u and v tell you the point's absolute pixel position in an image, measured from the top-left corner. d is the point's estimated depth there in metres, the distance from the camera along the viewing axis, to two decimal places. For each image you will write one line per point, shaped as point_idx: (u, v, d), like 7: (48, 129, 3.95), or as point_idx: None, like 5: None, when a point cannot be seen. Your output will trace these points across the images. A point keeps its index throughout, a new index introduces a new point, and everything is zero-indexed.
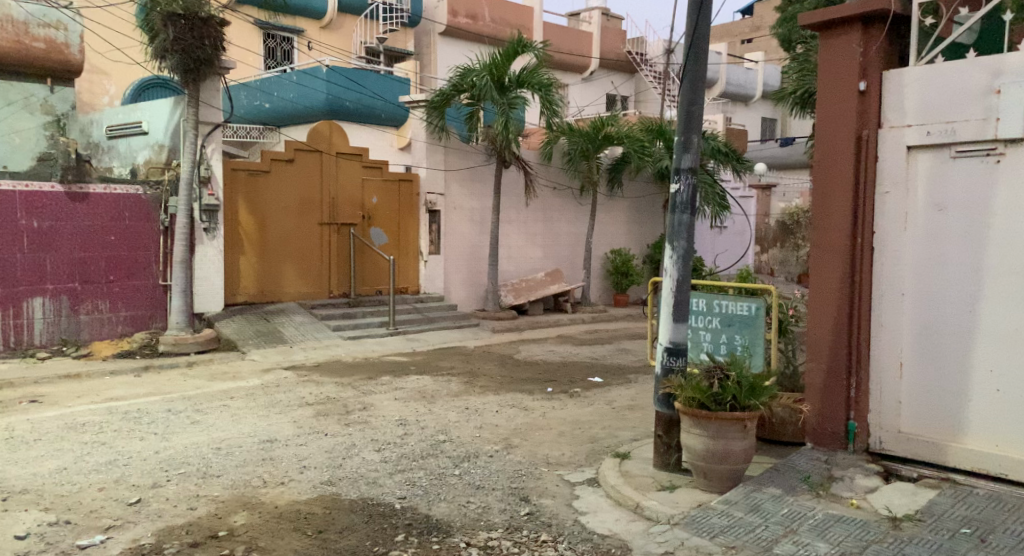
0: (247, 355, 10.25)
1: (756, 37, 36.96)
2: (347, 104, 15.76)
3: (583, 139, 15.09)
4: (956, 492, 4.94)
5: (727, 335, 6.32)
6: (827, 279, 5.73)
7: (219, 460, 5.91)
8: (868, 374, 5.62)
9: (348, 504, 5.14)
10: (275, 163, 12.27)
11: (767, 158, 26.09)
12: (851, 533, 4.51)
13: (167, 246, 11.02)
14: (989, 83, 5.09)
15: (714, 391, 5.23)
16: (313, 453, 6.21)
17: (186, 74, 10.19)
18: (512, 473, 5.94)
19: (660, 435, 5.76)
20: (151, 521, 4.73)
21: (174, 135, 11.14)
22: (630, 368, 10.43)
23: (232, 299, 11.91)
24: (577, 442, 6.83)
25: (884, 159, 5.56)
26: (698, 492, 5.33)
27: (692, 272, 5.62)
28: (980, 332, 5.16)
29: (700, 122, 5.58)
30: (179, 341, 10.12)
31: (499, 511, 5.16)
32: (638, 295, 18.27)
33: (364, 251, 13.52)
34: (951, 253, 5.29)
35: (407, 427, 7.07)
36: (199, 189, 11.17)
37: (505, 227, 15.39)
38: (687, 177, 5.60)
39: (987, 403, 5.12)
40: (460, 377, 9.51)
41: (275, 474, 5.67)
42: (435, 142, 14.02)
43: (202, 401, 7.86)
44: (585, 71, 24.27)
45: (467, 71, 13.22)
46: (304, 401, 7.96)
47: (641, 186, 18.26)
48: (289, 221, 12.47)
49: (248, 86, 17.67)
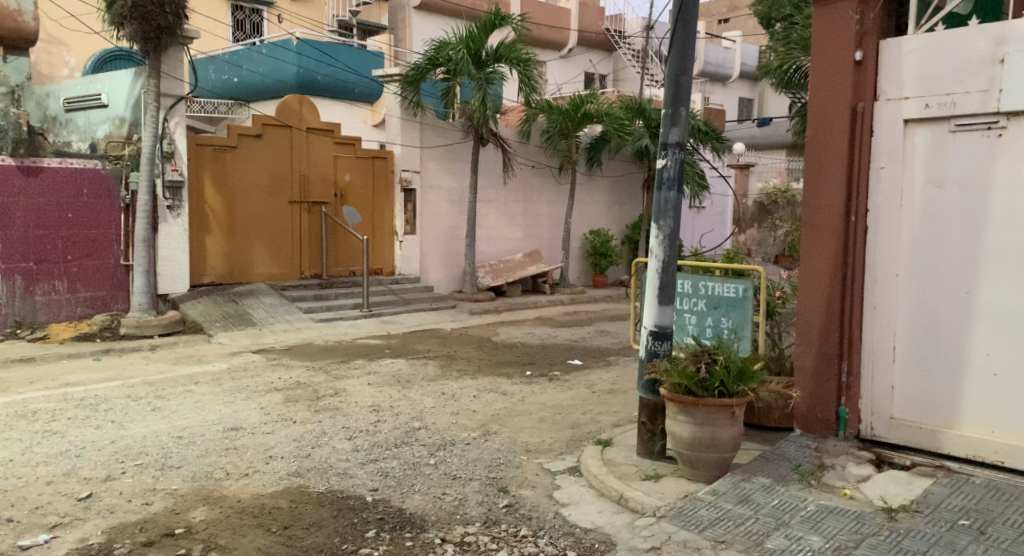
0: (214, 338, 9.85)
1: (734, 15, 36.58)
2: (319, 78, 15.42)
3: (561, 117, 14.85)
4: (952, 481, 4.76)
5: (713, 317, 6.09)
6: (820, 259, 5.50)
7: (180, 450, 5.58)
8: (860, 358, 5.42)
9: (316, 497, 4.85)
10: (243, 138, 11.80)
11: (746, 139, 26.01)
12: (846, 526, 4.30)
13: (129, 224, 10.55)
14: (992, 53, 4.86)
15: (701, 377, 4.98)
16: (280, 442, 5.89)
17: (146, 43, 9.69)
18: (490, 462, 5.68)
19: (643, 422, 5.52)
20: (102, 518, 4.40)
21: (135, 108, 10.67)
22: (611, 351, 10.21)
23: (198, 280, 11.52)
24: (558, 428, 6.59)
25: (880, 134, 5.33)
26: (684, 482, 5.10)
27: (679, 252, 5.34)
28: (979, 315, 4.97)
29: (688, 93, 5.28)
30: (143, 324, 9.75)
31: (476, 503, 4.89)
32: (617, 276, 18.05)
33: (338, 230, 13.14)
34: (949, 231, 5.09)
35: (380, 413, 6.78)
36: (162, 164, 10.69)
37: (483, 207, 15.08)
38: (674, 152, 5.32)
39: (985, 388, 4.94)
40: (437, 360, 9.24)
41: (239, 465, 5.34)
42: (410, 117, 13.52)
43: (165, 386, 7.49)
44: (564, 47, 23.91)
45: (442, 44, 12.80)
46: (273, 386, 7.63)
47: (620, 165, 18.01)
48: (259, 199, 12.04)
49: (215, 60, 17.17)
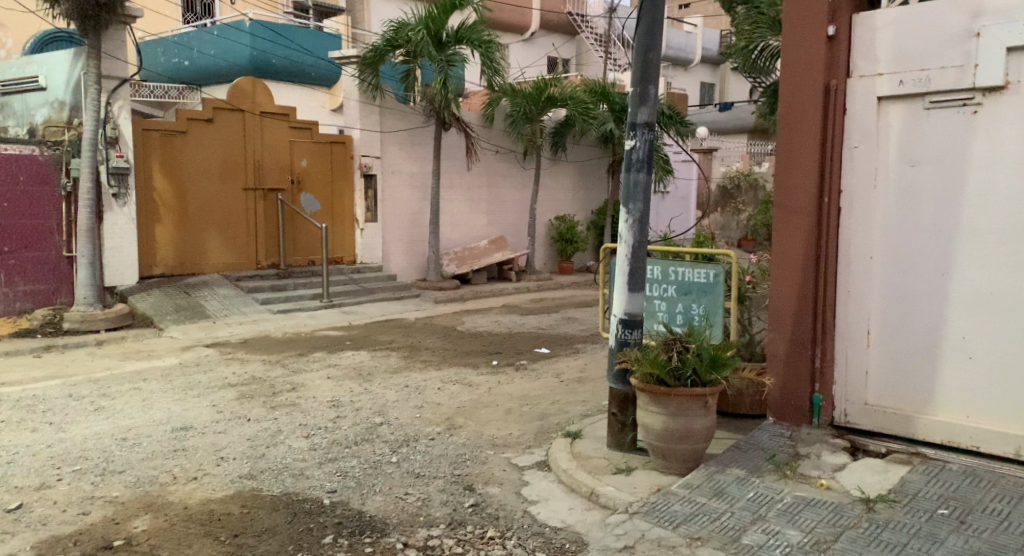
0: (165, 332, 9.43)
1: (693, 0, 36.21)
2: (274, 61, 15.11)
3: (525, 101, 14.64)
4: (928, 468, 4.64)
5: (683, 304, 5.90)
6: (792, 242, 5.34)
7: (123, 453, 5.24)
8: (834, 343, 5.28)
9: (270, 502, 4.56)
10: (192, 123, 11.33)
11: (707, 123, 25.99)
12: (823, 518, 4.14)
13: (71, 213, 10.06)
14: (967, 26, 4.73)
15: (672, 365, 4.77)
16: (232, 442, 5.57)
17: (83, 21, 9.14)
18: (455, 458, 5.44)
19: (613, 413, 5.32)
20: (33, 531, 4.06)
21: (75, 90, 10.17)
22: (578, 338, 10.01)
23: (148, 272, 11.06)
24: (525, 420, 6.37)
25: (853, 111, 5.18)
26: (657, 475, 4.92)
27: (649, 237, 5.14)
28: (954, 297, 4.85)
29: (657, 70, 5.05)
30: (87, 318, 9.28)
31: (440, 503, 4.65)
32: (583, 262, 17.88)
33: (295, 218, 12.71)
34: (925, 211, 4.95)
35: (340, 409, 6.49)
36: (105, 150, 10.18)
37: (446, 194, 14.76)
38: (643, 133, 5.10)
39: (960, 372, 4.82)
40: (400, 351, 8.95)
41: (187, 468, 5.02)
42: (369, 101, 13.12)
43: (110, 384, 7.08)
44: (526, 31, 23.55)
45: (402, 25, 12.39)
46: (227, 382, 7.27)
47: (585, 149, 17.78)
48: (210, 186, 11.58)
49: (164, 42, 16.58)
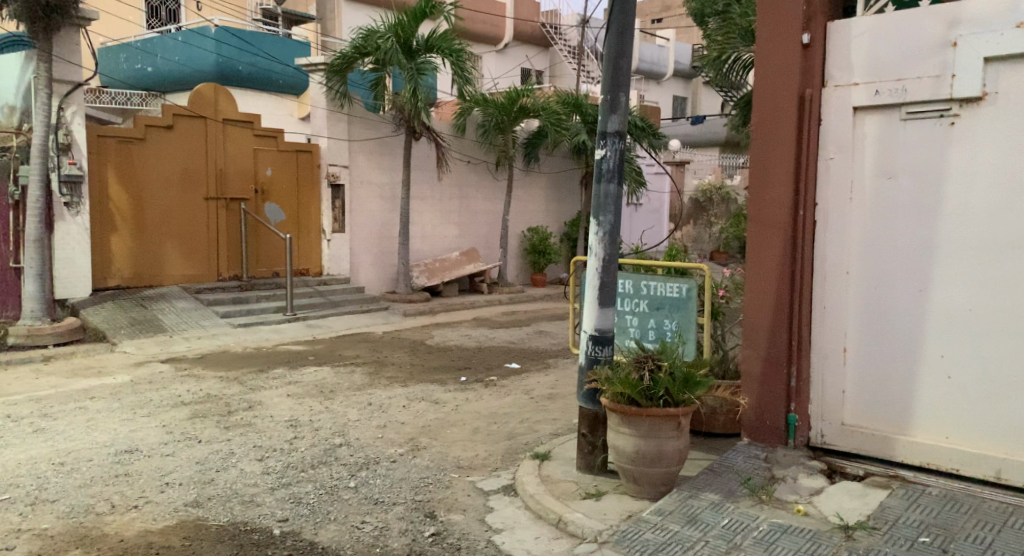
0: (118, 347, 9.05)
1: (665, 15, 36.56)
2: (240, 68, 14.96)
3: (497, 111, 14.43)
4: (908, 492, 4.46)
5: (655, 319, 5.71)
6: (767, 256, 5.16)
7: (58, 480, 4.89)
8: (810, 362, 5.09)
9: (213, 533, 4.25)
10: (151, 130, 10.97)
11: (680, 136, 26.03)
12: (800, 547, 3.94)
13: (18, 223, 9.67)
14: (943, 36, 4.60)
15: (644, 385, 4.56)
16: (180, 466, 5.25)
17: (32, 23, 8.79)
18: (416, 482, 5.17)
19: (583, 434, 5.09)
20: None
21: (26, 95, 9.84)
22: (550, 353, 9.78)
23: (103, 284, 10.66)
24: (493, 440, 6.11)
25: (829, 122, 5.02)
26: (628, 499, 4.69)
27: (620, 249, 4.93)
28: (932, 315, 4.69)
29: (628, 77, 4.85)
30: (34, 332, 8.86)
31: (399, 533, 4.38)
32: (556, 274, 17.70)
33: (259, 228, 12.37)
34: (902, 225, 4.80)
35: (298, 429, 6.19)
36: (57, 157, 9.82)
37: (416, 204, 14.50)
38: (614, 142, 4.89)
39: (940, 390, 4.66)
40: (365, 367, 8.66)
41: (129, 495, 4.71)
42: (337, 109, 12.90)
43: (53, 403, 6.70)
44: (500, 42, 23.44)
45: (371, 32, 12.16)
46: (180, 400, 6.92)
47: (558, 160, 17.63)
48: (169, 195, 11.21)
49: (126, 47, 16.24)
